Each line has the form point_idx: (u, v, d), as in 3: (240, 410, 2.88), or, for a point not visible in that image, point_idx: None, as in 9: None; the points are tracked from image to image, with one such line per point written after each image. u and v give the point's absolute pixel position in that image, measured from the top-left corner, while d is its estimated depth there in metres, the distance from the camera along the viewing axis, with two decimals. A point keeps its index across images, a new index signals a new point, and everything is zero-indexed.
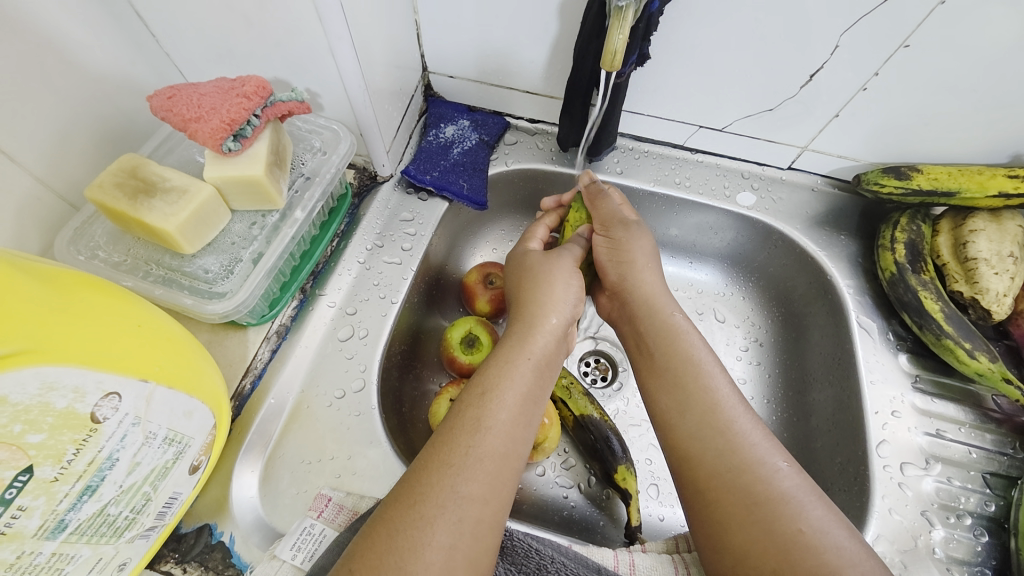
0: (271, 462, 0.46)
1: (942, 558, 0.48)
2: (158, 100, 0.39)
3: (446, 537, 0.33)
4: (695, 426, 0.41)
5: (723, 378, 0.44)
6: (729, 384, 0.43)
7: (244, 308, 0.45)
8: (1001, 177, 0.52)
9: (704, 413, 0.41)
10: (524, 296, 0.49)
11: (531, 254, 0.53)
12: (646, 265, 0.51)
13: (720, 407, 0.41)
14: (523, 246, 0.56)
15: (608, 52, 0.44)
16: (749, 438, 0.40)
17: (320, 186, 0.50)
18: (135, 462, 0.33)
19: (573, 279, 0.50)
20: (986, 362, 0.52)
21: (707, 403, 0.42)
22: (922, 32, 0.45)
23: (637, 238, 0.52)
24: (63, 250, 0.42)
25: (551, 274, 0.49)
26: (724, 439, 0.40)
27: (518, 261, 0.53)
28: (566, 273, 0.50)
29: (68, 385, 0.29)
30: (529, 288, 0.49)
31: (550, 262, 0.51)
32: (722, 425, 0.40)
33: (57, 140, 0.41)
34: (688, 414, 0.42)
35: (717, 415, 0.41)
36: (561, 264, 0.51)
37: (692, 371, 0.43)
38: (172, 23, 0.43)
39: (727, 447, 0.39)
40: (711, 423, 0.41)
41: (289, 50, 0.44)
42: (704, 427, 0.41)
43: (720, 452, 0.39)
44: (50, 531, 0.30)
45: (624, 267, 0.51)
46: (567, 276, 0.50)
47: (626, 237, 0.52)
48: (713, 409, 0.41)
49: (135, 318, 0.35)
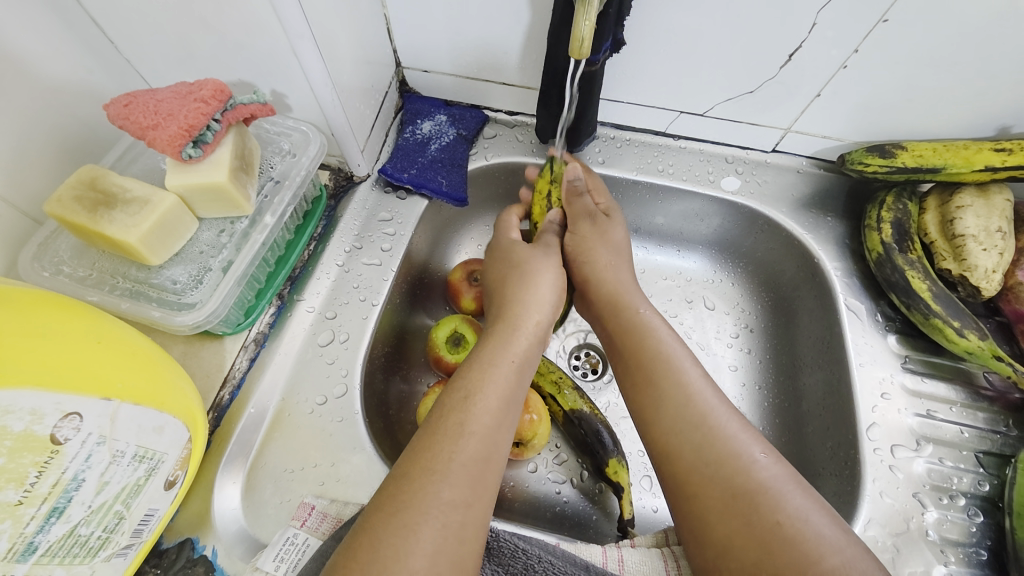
0: (254, 471, 0.46)
1: (936, 540, 0.47)
2: (114, 108, 0.38)
3: (430, 543, 0.32)
4: (671, 421, 0.40)
5: (697, 371, 0.43)
6: (702, 376, 0.43)
7: (215, 318, 0.44)
8: (987, 151, 0.51)
9: (679, 408, 0.41)
10: (507, 296, 0.48)
11: (517, 248, 0.53)
12: (610, 262, 0.52)
13: (693, 401, 0.41)
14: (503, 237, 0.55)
15: (574, 40, 0.43)
16: (728, 429, 0.39)
17: (290, 190, 0.49)
18: (103, 481, 0.32)
19: (557, 274, 0.50)
20: (976, 339, 0.51)
21: (682, 397, 0.41)
22: (903, 4, 0.43)
23: (609, 230, 0.54)
24: (28, 268, 0.41)
25: (535, 279, 0.49)
26: (700, 432, 0.39)
27: (502, 254, 0.53)
28: (552, 274, 0.50)
29: (24, 408, 0.28)
30: (509, 288, 0.49)
31: (533, 262, 0.51)
32: (697, 418, 0.40)
33: (14, 153, 0.40)
34: (664, 409, 0.41)
35: (693, 408, 0.40)
36: (548, 264, 0.51)
37: (663, 368, 0.43)
38: (127, 27, 0.42)
39: (704, 441, 0.39)
40: (686, 417, 0.40)
41: (252, 51, 0.43)
42: (679, 422, 0.40)
43: (698, 446, 0.39)
44: (20, 554, 0.29)
45: (589, 265, 0.52)
46: (546, 274, 0.50)
47: (592, 235, 0.53)
48: (688, 402, 0.41)
49: (96, 334, 0.34)
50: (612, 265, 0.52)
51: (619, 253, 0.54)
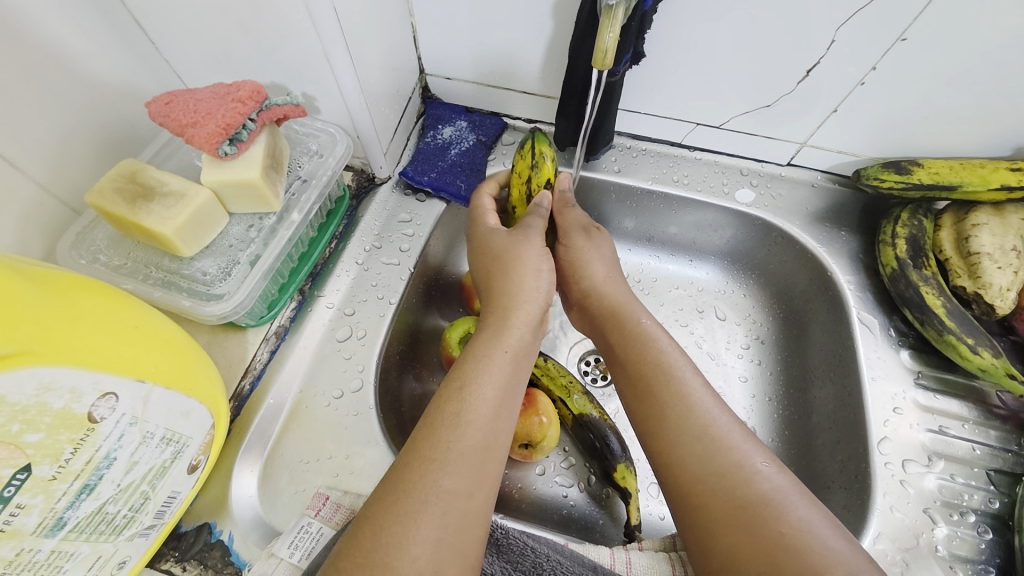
0: (271, 461, 0.47)
1: (945, 556, 0.47)
2: (156, 106, 0.40)
3: (432, 531, 0.33)
4: (673, 431, 0.41)
5: (698, 382, 0.44)
6: (704, 386, 0.43)
7: (242, 309, 0.46)
8: (1003, 170, 0.52)
9: (680, 420, 0.41)
10: (496, 286, 0.49)
11: (495, 236, 0.52)
12: (607, 277, 0.53)
13: (694, 412, 0.41)
14: (480, 225, 0.54)
15: (598, 52, 0.44)
16: (729, 439, 0.40)
17: (317, 188, 0.51)
18: (133, 461, 0.34)
19: (546, 261, 0.50)
20: (989, 357, 0.51)
21: (685, 408, 0.42)
22: (920, 24, 0.44)
23: (598, 239, 0.55)
24: (67, 255, 0.43)
25: (522, 267, 0.49)
26: (702, 443, 0.40)
27: (483, 248, 0.52)
28: (536, 260, 0.49)
29: (65, 385, 0.29)
30: (499, 277, 0.49)
31: (517, 246, 0.50)
32: (699, 430, 0.40)
33: (59, 147, 0.42)
34: (665, 420, 0.42)
35: (694, 419, 0.41)
36: (534, 249, 0.50)
37: (663, 379, 0.44)
38: (169, 29, 0.44)
39: (706, 453, 0.39)
40: (688, 429, 0.40)
41: (285, 55, 0.45)
42: (681, 432, 0.41)
43: (701, 458, 0.39)
44: (50, 528, 0.30)
45: (584, 278, 0.53)
46: (536, 263, 0.49)
47: (586, 246, 0.54)
48: (690, 413, 0.41)
49: (131, 319, 0.35)
50: (610, 278, 0.52)
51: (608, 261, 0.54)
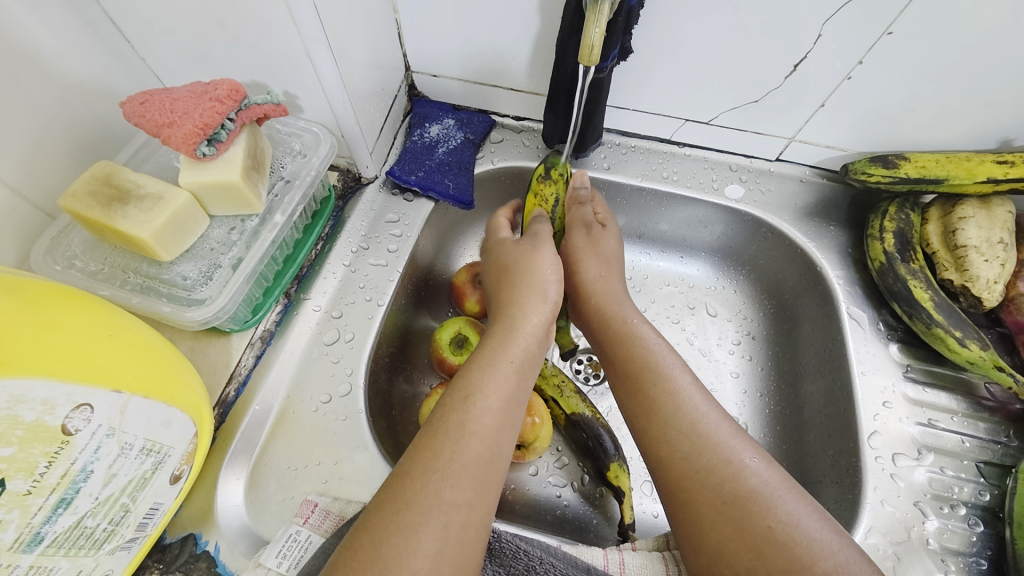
0: (258, 468, 0.46)
1: (937, 549, 0.47)
2: (131, 106, 0.39)
3: (432, 543, 0.32)
4: (663, 428, 0.41)
5: (688, 378, 0.43)
6: (694, 382, 0.43)
7: (224, 314, 0.45)
8: (989, 163, 0.52)
9: (668, 416, 0.41)
10: (505, 296, 0.48)
11: (507, 247, 0.52)
12: (598, 275, 0.53)
13: (683, 409, 0.41)
14: (493, 238, 0.54)
15: (585, 47, 0.44)
16: (718, 435, 0.39)
17: (300, 189, 0.50)
18: (111, 473, 0.33)
19: (554, 268, 0.48)
20: (977, 350, 0.52)
21: (673, 405, 0.41)
22: (906, 17, 0.44)
23: (603, 240, 0.54)
24: (40, 261, 0.42)
25: (532, 275, 0.48)
26: (690, 439, 0.39)
27: (495, 257, 0.52)
28: (547, 268, 0.48)
29: (37, 397, 0.28)
30: (508, 287, 0.48)
31: (526, 257, 0.49)
32: (687, 426, 0.40)
33: (32, 148, 0.41)
34: (655, 417, 0.41)
35: (682, 416, 0.40)
36: (543, 257, 0.49)
37: (653, 376, 0.43)
38: (145, 29, 0.43)
39: (694, 448, 0.39)
40: (676, 425, 0.40)
41: (266, 52, 0.44)
42: (670, 429, 0.40)
43: (687, 453, 0.39)
44: (27, 544, 0.29)
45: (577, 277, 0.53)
46: (546, 272, 0.48)
47: (585, 246, 0.54)
48: (679, 410, 0.41)
49: (107, 327, 0.34)
50: (601, 278, 0.52)
51: (610, 264, 0.53)
